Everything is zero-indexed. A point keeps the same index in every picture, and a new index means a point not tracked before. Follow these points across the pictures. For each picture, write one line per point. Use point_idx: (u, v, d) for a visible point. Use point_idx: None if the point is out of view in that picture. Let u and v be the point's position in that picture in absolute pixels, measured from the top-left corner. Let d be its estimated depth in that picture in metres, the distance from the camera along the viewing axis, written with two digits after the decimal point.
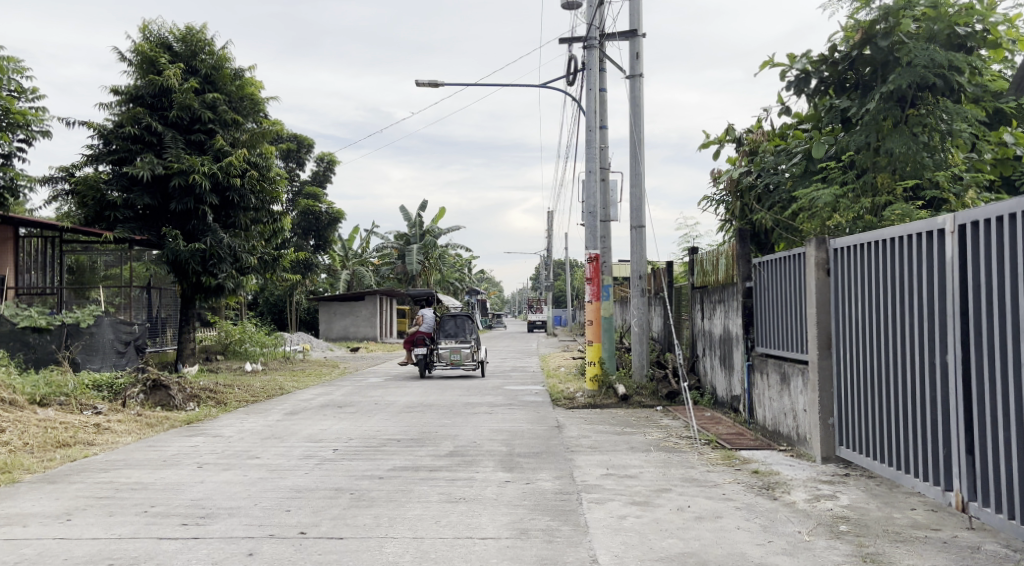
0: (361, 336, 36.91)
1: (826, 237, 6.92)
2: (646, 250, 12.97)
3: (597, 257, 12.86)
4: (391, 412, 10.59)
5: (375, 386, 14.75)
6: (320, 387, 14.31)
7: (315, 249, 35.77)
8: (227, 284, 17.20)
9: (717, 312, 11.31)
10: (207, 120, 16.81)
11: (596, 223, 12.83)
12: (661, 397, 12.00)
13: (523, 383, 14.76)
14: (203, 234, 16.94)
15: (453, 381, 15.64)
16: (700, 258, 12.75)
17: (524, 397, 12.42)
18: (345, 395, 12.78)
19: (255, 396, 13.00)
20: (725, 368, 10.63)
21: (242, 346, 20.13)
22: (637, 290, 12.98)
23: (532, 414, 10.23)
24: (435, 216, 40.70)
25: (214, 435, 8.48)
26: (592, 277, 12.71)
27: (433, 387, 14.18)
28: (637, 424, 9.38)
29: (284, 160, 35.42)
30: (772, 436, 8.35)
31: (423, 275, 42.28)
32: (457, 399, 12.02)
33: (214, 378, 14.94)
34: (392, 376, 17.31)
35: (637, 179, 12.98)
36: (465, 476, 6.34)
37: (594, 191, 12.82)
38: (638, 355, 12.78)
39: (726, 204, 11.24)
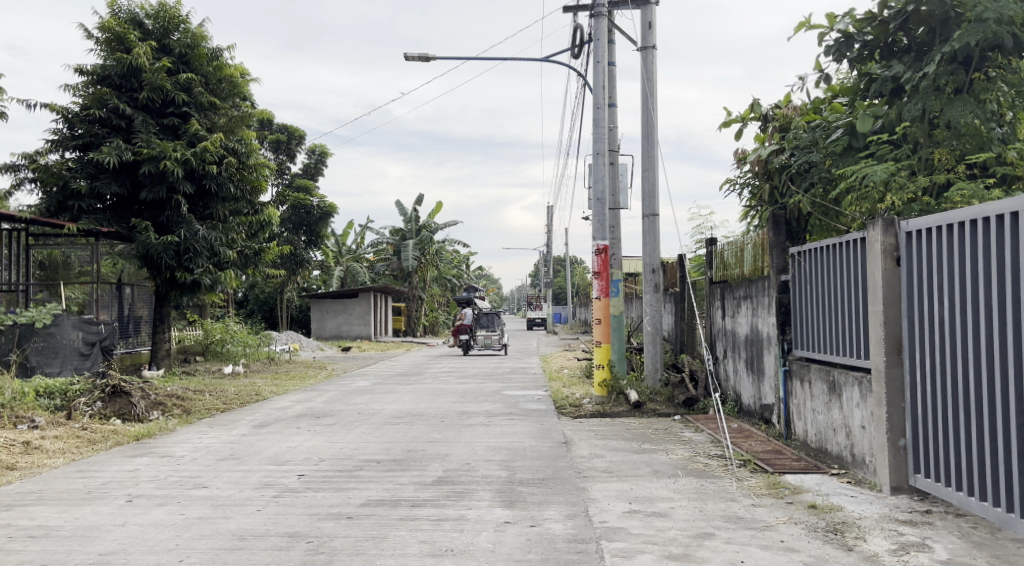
0: (355, 334, 35.68)
1: (895, 218, 5.65)
2: (660, 240, 11.74)
3: (606, 248, 11.62)
4: (375, 423, 9.35)
5: (361, 391, 13.52)
6: (302, 392, 13.10)
7: (307, 245, 34.50)
8: (205, 279, 15.96)
9: (741, 309, 10.09)
10: (180, 103, 15.58)
11: (605, 211, 11.61)
12: (678, 405, 10.80)
13: (523, 387, 13.54)
14: (177, 226, 15.66)
15: (447, 385, 14.40)
16: (719, 250, 11.52)
17: (525, 404, 11.19)
18: (327, 403, 11.56)
19: (228, 404, 11.78)
20: (753, 374, 9.43)
21: (223, 347, 18.90)
22: (650, 286, 11.76)
23: (534, 426, 9.00)
24: (432, 210, 39.40)
25: (162, 454, 7.24)
26: (600, 272, 11.59)
27: (425, 393, 12.95)
28: (656, 440, 8.15)
29: (275, 151, 34.18)
30: (817, 455, 7.14)
31: (419, 271, 41.02)
32: (450, 408, 10.79)
33: (185, 383, 13.68)
34: (382, 378, 16.10)
35: (649, 161, 11.74)
36: (454, 515, 5.09)
37: (603, 175, 11.60)
38: (651, 357, 11.61)
39: (753, 189, 10.03)
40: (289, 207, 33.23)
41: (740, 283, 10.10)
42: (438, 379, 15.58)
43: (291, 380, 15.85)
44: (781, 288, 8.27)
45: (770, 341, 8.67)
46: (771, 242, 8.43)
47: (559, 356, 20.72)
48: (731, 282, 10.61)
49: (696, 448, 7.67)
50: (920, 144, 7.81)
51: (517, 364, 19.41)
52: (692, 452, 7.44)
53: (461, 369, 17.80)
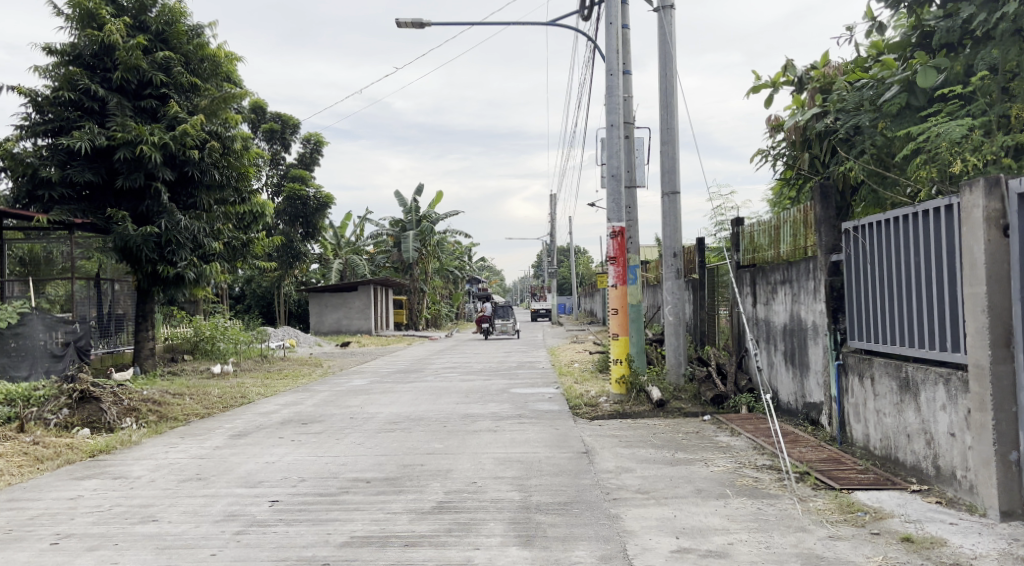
0: (355, 328, 34.62)
1: (998, 177, 4.56)
2: (681, 221, 10.64)
3: (623, 230, 10.39)
4: (368, 430, 8.30)
5: (356, 391, 12.47)
6: (292, 394, 12.06)
7: (304, 237, 33.46)
8: (189, 272, 14.93)
9: (777, 295, 9.01)
10: (159, 84, 14.48)
11: (621, 189, 10.39)
12: (706, 402, 9.75)
13: (532, 384, 12.48)
14: (157, 216, 14.56)
15: (450, 383, 13.35)
16: (747, 231, 10.44)
17: (535, 404, 10.13)
18: (317, 406, 10.48)
19: (210, 409, 10.72)
20: (794, 368, 8.36)
21: (214, 344, 17.89)
22: (671, 271, 10.63)
23: (549, 432, 7.94)
24: (433, 200, 38.28)
25: (116, 475, 6.17)
26: (617, 257, 10.27)
27: (425, 393, 11.89)
28: (690, 448, 7.07)
29: (269, 141, 33.07)
30: (884, 464, 6.08)
31: (420, 263, 39.94)
32: (453, 410, 9.71)
33: (166, 385, 12.63)
34: (380, 375, 15.08)
35: (668, 134, 10.62)
36: (459, 560, 4.03)
37: (618, 150, 10.39)
38: (673, 350, 10.53)
39: (788, 160, 8.94)
40: (284, 199, 32.18)
41: (775, 267, 9.02)
42: (440, 376, 14.52)
43: (283, 380, 14.82)
44: (831, 269, 7.17)
45: (816, 331, 7.60)
46: (819, 217, 7.33)
47: (566, 349, 19.62)
48: (763, 266, 9.52)
49: (739, 458, 6.59)
50: (994, 99, 6.71)
51: (523, 358, 18.34)
52: (736, 463, 6.36)
53: (465, 365, 16.78)
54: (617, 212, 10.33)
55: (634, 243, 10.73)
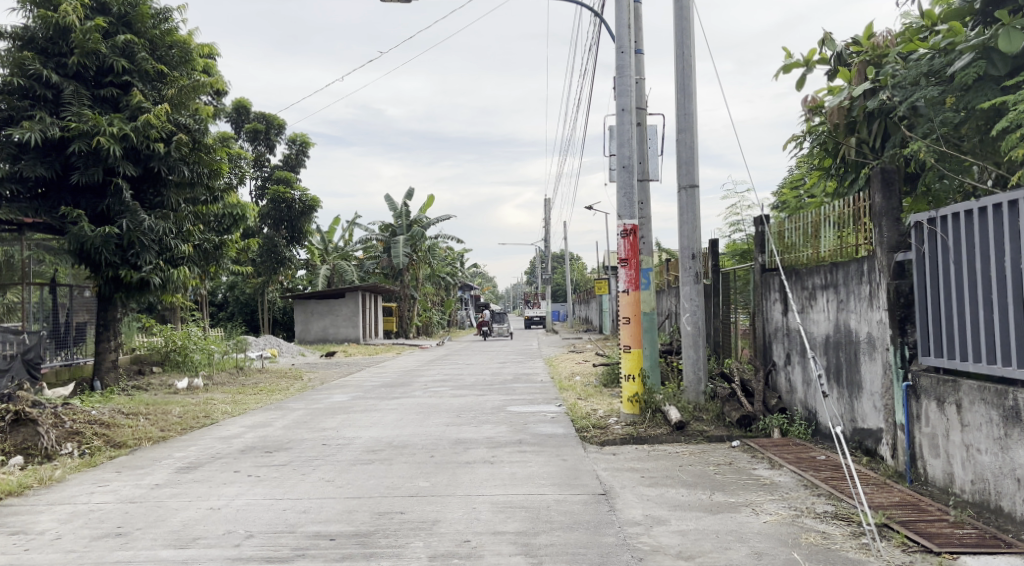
0: (342, 337, 33.31)
1: None
2: (699, 218, 9.45)
3: (635, 228, 9.16)
4: (342, 463, 7.03)
5: (335, 410, 11.19)
6: (264, 413, 10.80)
7: (289, 242, 32.18)
8: (154, 277, 13.64)
9: (816, 302, 7.82)
10: (121, 71, 13.23)
11: (633, 182, 9.19)
12: (731, 425, 8.56)
13: (531, 401, 11.23)
14: (119, 215, 13.29)
15: (440, 400, 12.09)
16: (774, 230, 9.28)
17: (536, 426, 8.88)
18: (289, 429, 9.21)
19: (167, 432, 9.38)
20: (840, 387, 7.17)
21: (185, 355, 16.60)
22: (689, 275, 9.42)
23: (555, 464, 6.70)
24: (424, 204, 37.06)
25: (16, 529, 4.91)
26: (629, 258, 9.07)
27: (412, 412, 10.65)
28: (728, 487, 5.83)
29: (253, 142, 31.79)
30: (979, 513, 4.89)
31: (411, 269, 38.64)
32: (442, 434, 8.46)
33: (123, 403, 11.31)
34: (363, 390, 13.81)
35: (684, 120, 9.44)
36: None
37: (630, 137, 9.20)
38: (691, 363, 9.34)
39: (828, 146, 7.76)
40: (268, 202, 30.92)
41: (813, 270, 7.84)
42: (430, 391, 13.25)
43: (256, 395, 13.53)
44: (896, 270, 5.97)
45: (873, 345, 6.40)
46: (879, 210, 6.13)
47: (565, 360, 18.34)
48: (797, 269, 8.35)
49: (793, 503, 5.35)
50: None
51: (519, 369, 17.09)
52: (792, 510, 5.12)
53: (456, 378, 15.53)
54: (629, 208, 9.12)
55: (645, 242, 9.53)
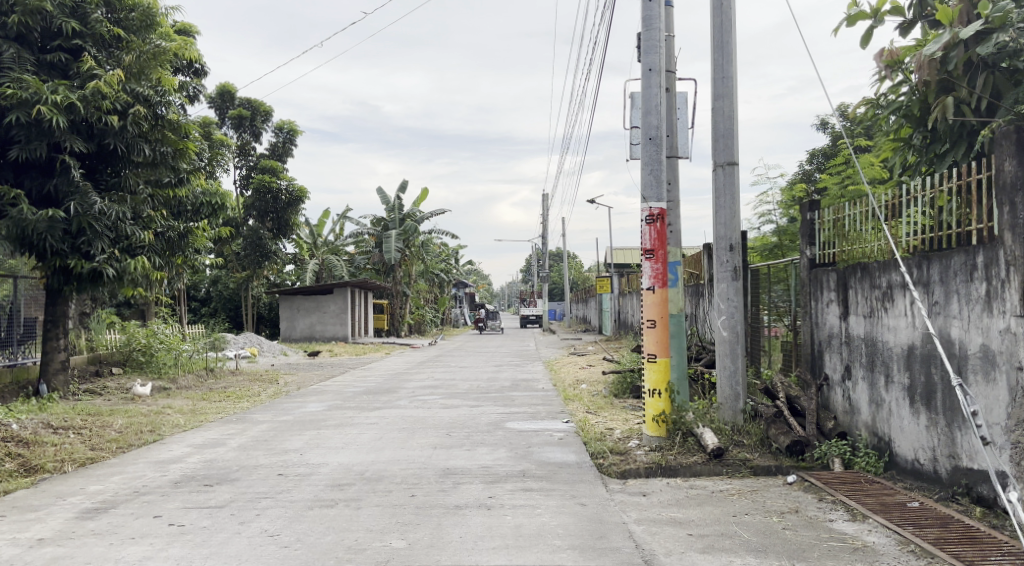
0: (330, 335, 31.70)
1: None
2: (739, 201, 7.91)
3: (663, 213, 7.62)
4: (298, 505, 5.48)
5: (306, 423, 9.60)
6: (222, 427, 9.22)
7: (275, 234, 30.62)
8: (108, 268, 11.94)
9: (892, 305, 6.31)
10: (70, 33, 11.62)
11: (661, 158, 7.66)
12: (780, 453, 7.05)
13: (533, 415, 9.67)
14: (66, 198, 11.71)
15: (430, 412, 10.50)
16: (829, 218, 7.78)
17: (542, 451, 7.33)
18: (244, 450, 7.66)
19: (98, 450, 7.77)
20: (931, 412, 5.68)
21: (148, 354, 15.02)
22: (726, 271, 7.88)
23: (571, 512, 5.17)
24: (418, 198, 35.44)
25: None
26: (655, 249, 7.54)
27: (395, 427, 9.09)
28: (811, 556, 4.29)
29: (237, 129, 30.18)
30: None
31: (403, 265, 37.08)
32: (427, 462, 6.91)
33: (59, 412, 9.70)
34: (343, 398, 12.25)
35: (722, 84, 7.90)
36: None
37: (658, 104, 7.66)
38: (728, 376, 7.84)
39: (909, 111, 6.26)
40: (253, 192, 29.39)
41: (889, 265, 6.35)
42: (417, 400, 11.70)
43: (222, 403, 11.96)
44: None
45: (991, 362, 4.91)
46: (1010, 183, 4.66)
47: (566, 365, 16.79)
48: (863, 264, 6.89)
49: None
50: None
51: (518, 374, 15.51)
52: None
53: (448, 384, 13.96)
54: (656, 189, 7.59)
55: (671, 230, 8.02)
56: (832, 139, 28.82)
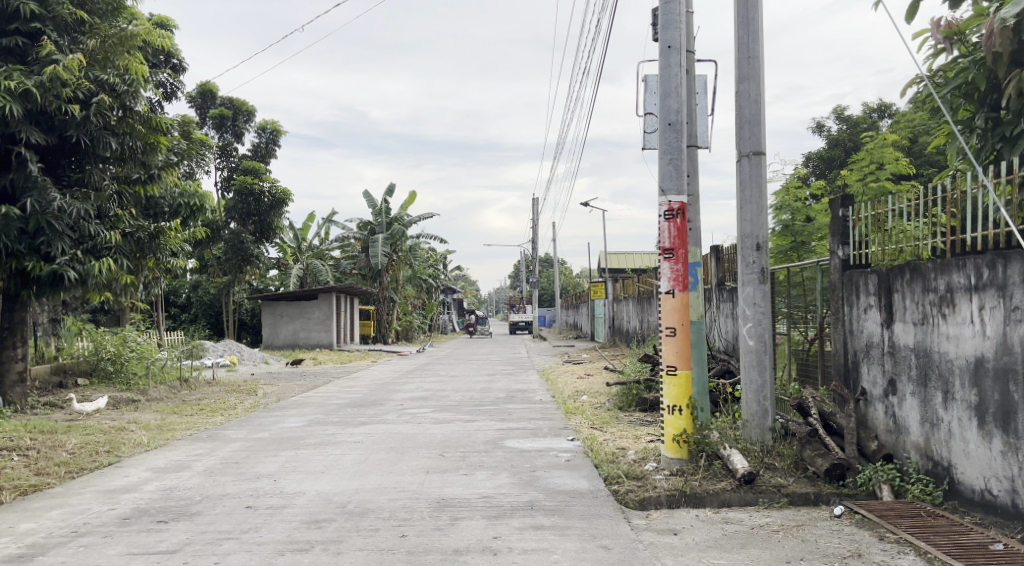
0: (314, 342, 30.71)
1: None
2: (766, 195, 7.11)
3: (683, 208, 6.82)
4: (266, 549, 4.59)
5: (284, 442, 8.69)
6: (189, 446, 8.30)
7: (257, 238, 29.74)
8: (69, 271, 11.06)
9: (952, 310, 5.51)
10: (28, 15, 10.72)
11: (681, 147, 6.87)
12: (819, 477, 6.23)
13: (534, 432, 8.81)
14: (23, 194, 10.78)
15: (419, 427, 9.64)
16: (865, 215, 7.03)
17: (549, 477, 6.48)
18: (210, 475, 6.74)
19: (43, 476, 6.82)
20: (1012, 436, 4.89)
21: (118, 364, 14.05)
22: (753, 273, 7.07)
23: (593, 559, 4.33)
24: (406, 201, 34.58)
25: None
26: (675, 248, 6.74)
27: (382, 446, 8.20)
28: None
29: (218, 130, 29.24)
30: None
31: (390, 270, 36.15)
32: (419, 491, 6.04)
33: (7, 430, 8.71)
34: (326, 412, 11.33)
35: (747, 65, 7.10)
36: None
37: (678, 85, 6.86)
38: (754, 390, 7.03)
39: (966, 89, 5.53)
40: (234, 194, 28.51)
41: (948, 264, 5.57)
42: (405, 414, 10.80)
43: (193, 418, 11.01)
44: None
45: None
46: None
47: (562, 374, 15.98)
48: (910, 264, 6.10)
49: None
50: None
51: (512, 384, 14.65)
52: None
53: (438, 396, 13.07)
54: (676, 181, 6.80)
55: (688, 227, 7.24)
56: (830, 142, 28.23)
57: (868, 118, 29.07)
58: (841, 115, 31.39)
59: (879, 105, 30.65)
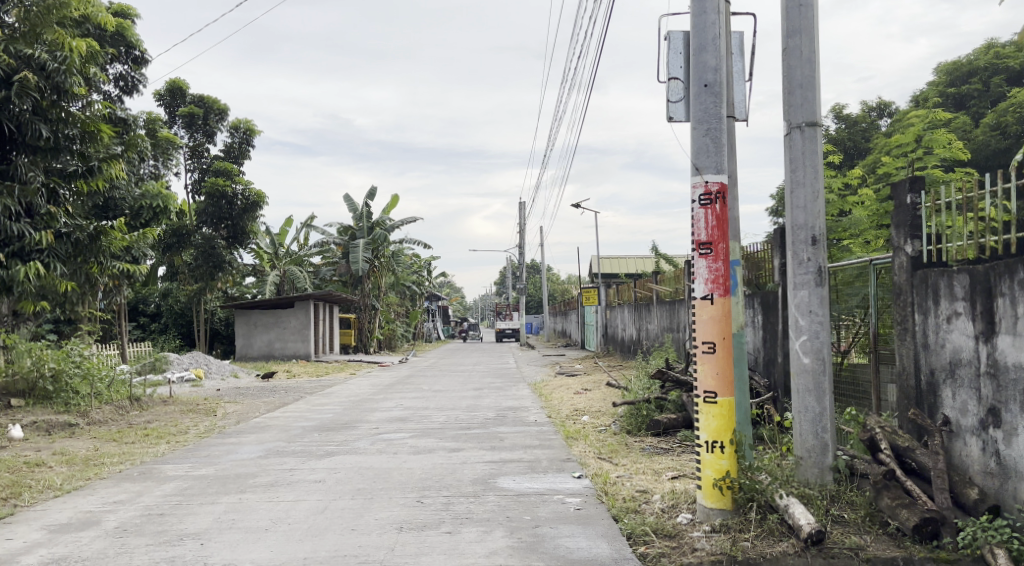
0: (290, 353, 29.10)
1: None
2: (822, 177, 5.70)
3: (723, 191, 5.41)
4: None
5: (230, 481, 7.15)
6: (110, 490, 6.74)
7: (230, 243, 28.15)
8: None
9: None
10: None
11: (720, 113, 5.47)
12: (907, 537, 4.84)
13: (532, 467, 7.36)
14: None
15: (395, 459, 8.15)
16: (947, 204, 5.72)
17: (557, 539, 5.05)
18: (121, 537, 5.22)
19: None
20: None
21: (57, 383, 12.37)
22: (807, 275, 5.68)
23: None
24: (389, 205, 33.10)
25: None
26: (713, 242, 5.35)
27: (348, 488, 6.71)
28: None
29: (189, 129, 27.70)
30: None
31: (372, 277, 34.55)
32: (388, 562, 4.58)
33: None
34: (289, 439, 9.79)
35: (798, 15, 5.70)
36: None
37: (716, 35, 5.46)
38: (809, 418, 5.65)
39: None
40: (205, 197, 26.94)
41: None
42: (380, 441, 9.29)
43: (132, 447, 9.42)
44: None
45: None
46: None
47: (557, 389, 14.58)
48: None
49: None
50: None
51: (501, 401, 13.19)
52: None
53: (420, 416, 11.57)
54: (714, 157, 5.41)
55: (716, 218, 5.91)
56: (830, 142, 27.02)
57: (868, 116, 27.97)
58: (839, 113, 30.29)
59: (878, 104, 29.52)
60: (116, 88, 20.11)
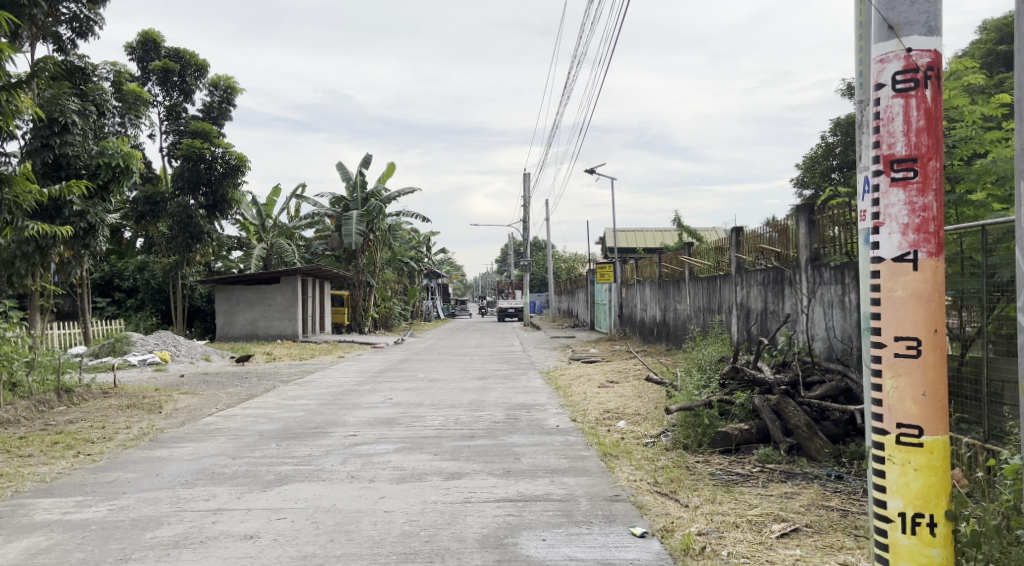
0: (275, 332, 26.85)
1: None
2: None
3: (937, 66, 3.00)
4: None
5: (117, 534, 4.78)
6: None
7: (210, 212, 25.62)
8: None
9: None
10: None
11: None
12: None
13: (568, 513, 5.04)
14: None
15: (369, 491, 5.79)
16: None
17: None
18: None
19: None
20: None
21: None
22: None
23: None
24: (385, 174, 30.60)
25: None
26: (922, 158, 2.98)
27: (288, 554, 4.36)
28: None
29: (163, 85, 25.18)
30: None
31: (366, 252, 32.15)
32: None
33: None
34: (238, 452, 7.43)
35: None
36: None
37: None
38: None
39: None
40: (181, 160, 24.41)
41: None
42: (355, 458, 6.94)
43: (24, 463, 7.03)
44: None
45: None
46: None
47: (576, 379, 12.28)
48: None
49: None
50: None
51: (510, 396, 10.87)
52: None
53: (410, 417, 9.22)
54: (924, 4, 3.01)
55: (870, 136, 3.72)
56: None
57: None
58: None
59: None
60: (69, 30, 17.69)
